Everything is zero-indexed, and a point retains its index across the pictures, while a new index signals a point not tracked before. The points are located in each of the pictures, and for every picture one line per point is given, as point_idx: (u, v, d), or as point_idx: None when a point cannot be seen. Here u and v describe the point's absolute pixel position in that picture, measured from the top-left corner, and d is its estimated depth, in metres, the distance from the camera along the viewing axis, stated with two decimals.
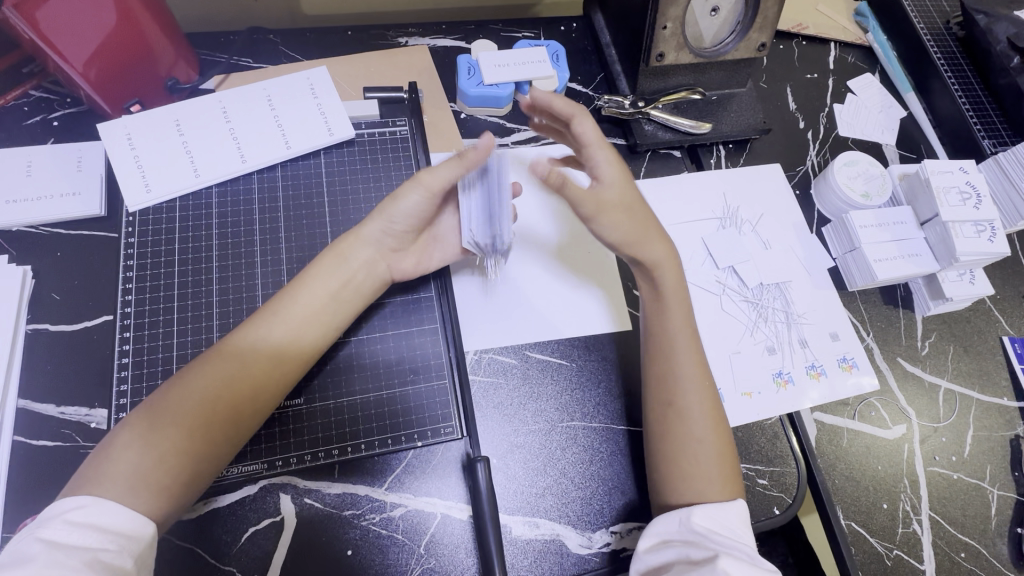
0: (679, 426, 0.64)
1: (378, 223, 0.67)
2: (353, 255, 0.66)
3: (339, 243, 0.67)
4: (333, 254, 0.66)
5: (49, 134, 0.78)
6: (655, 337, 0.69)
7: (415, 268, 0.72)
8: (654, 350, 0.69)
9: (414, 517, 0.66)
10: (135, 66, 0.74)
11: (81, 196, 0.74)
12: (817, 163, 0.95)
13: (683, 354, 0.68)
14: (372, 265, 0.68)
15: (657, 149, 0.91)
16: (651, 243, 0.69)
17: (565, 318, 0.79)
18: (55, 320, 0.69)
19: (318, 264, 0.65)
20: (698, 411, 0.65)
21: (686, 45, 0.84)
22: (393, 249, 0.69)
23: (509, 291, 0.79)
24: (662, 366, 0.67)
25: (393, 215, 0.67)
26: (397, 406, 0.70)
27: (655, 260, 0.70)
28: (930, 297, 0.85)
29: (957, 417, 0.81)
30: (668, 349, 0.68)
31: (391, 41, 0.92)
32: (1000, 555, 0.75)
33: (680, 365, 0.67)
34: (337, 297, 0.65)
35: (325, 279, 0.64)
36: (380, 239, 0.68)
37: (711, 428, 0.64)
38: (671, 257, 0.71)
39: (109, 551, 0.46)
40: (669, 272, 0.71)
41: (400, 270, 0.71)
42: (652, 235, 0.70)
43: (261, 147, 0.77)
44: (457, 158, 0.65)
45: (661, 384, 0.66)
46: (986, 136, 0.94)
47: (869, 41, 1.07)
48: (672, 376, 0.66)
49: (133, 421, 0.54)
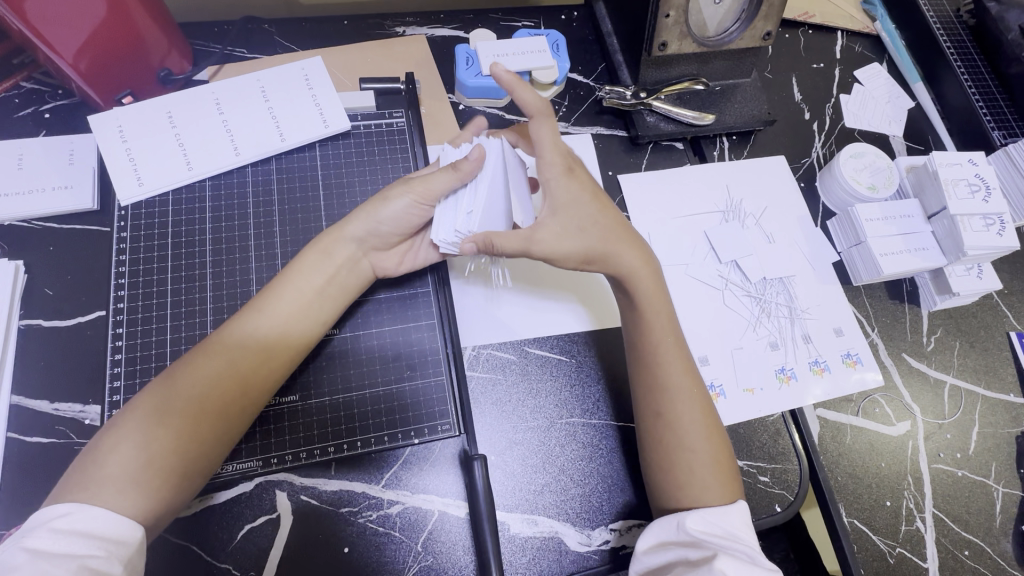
0: (678, 422, 0.63)
1: (362, 223, 0.65)
2: (338, 250, 0.65)
3: (322, 238, 0.66)
4: (317, 249, 0.65)
5: (41, 126, 0.77)
6: (640, 348, 0.67)
7: (395, 267, 0.70)
8: (639, 353, 0.67)
9: (411, 514, 0.65)
10: (127, 56, 0.73)
11: (74, 190, 0.73)
12: (822, 155, 0.94)
13: (680, 350, 0.67)
14: (354, 262, 0.67)
15: (659, 140, 0.89)
16: (620, 251, 0.67)
17: (555, 322, 0.77)
18: (48, 315, 0.68)
19: (305, 260, 0.64)
20: (691, 422, 0.63)
21: (690, 34, 0.82)
22: (376, 246, 0.68)
23: (481, 310, 0.77)
24: (651, 377, 0.65)
25: (377, 216, 0.65)
26: (392, 403, 0.69)
27: (626, 268, 0.67)
28: (936, 291, 0.83)
29: (962, 414, 0.80)
30: (658, 361, 0.66)
31: (388, 31, 0.91)
32: (1005, 553, 0.74)
33: (668, 375, 0.65)
34: (324, 293, 0.64)
35: (310, 275, 0.63)
36: (363, 236, 0.66)
37: (709, 424, 0.63)
38: (646, 262, 0.68)
39: (97, 558, 0.46)
40: (646, 282, 0.68)
41: (383, 266, 0.69)
42: (620, 241, 0.67)
43: (255, 139, 0.75)
44: (452, 170, 0.60)
45: (651, 396, 0.65)
46: (996, 126, 0.92)
47: (876, 30, 1.04)
48: (661, 387, 0.64)
49: (120, 422, 0.53)
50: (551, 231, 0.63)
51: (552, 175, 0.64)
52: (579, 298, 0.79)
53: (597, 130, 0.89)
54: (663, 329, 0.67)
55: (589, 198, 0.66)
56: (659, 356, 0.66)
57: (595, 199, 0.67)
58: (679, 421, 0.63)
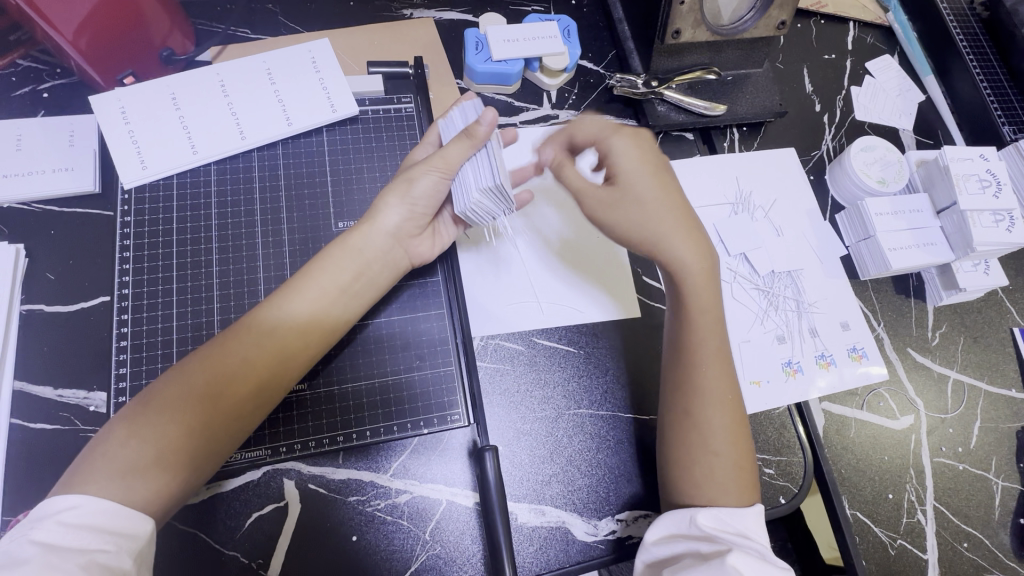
0: (699, 422, 0.63)
1: (399, 204, 0.64)
2: (366, 245, 0.63)
3: (353, 232, 0.63)
4: (347, 246, 0.62)
5: (40, 106, 0.75)
6: (682, 340, 0.66)
7: (430, 251, 0.70)
8: (678, 347, 0.66)
9: (419, 503, 0.65)
10: (127, 35, 0.70)
11: (75, 172, 0.71)
12: (832, 148, 0.93)
13: (713, 349, 0.65)
14: (389, 253, 0.65)
15: (670, 131, 0.88)
16: (675, 240, 0.66)
17: (565, 291, 0.78)
18: (50, 300, 0.67)
19: (333, 254, 0.62)
20: (717, 424, 0.62)
21: (704, 22, 0.80)
22: (412, 233, 0.67)
23: (482, 304, 0.76)
24: (685, 376, 0.65)
25: (409, 196, 0.63)
26: (402, 393, 0.68)
27: (682, 261, 0.66)
28: (942, 287, 0.84)
29: (964, 408, 0.80)
30: (694, 361, 0.65)
31: (395, 13, 0.89)
32: (1002, 545, 0.75)
33: (710, 379, 0.64)
34: (348, 290, 0.62)
35: (333, 272, 0.61)
36: (399, 222, 0.64)
37: (732, 426, 0.63)
38: (704, 264, 0.67)
39: (108, 553, 0.45)
40: (700, 283, 0.66)
41: (419, 253, 0.69)
42: (681, 232, 0.66)
43: (261, 123, 0.74)
44: (466, 137, 0.60)
45: (679, 394, 0.64)
46: (1006, 122, 0.92)
47: (889, 21, 1.02)
48: (701, 388, 0.63)
49: (131, 414, 0.52)
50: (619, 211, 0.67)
51: (615, 133, 0.67)
52: (591, 278, 0.79)
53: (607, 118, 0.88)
54: (708, 327, 0.66)
55: (644, 163, 0.67)
56: (697, 355, 0.65)
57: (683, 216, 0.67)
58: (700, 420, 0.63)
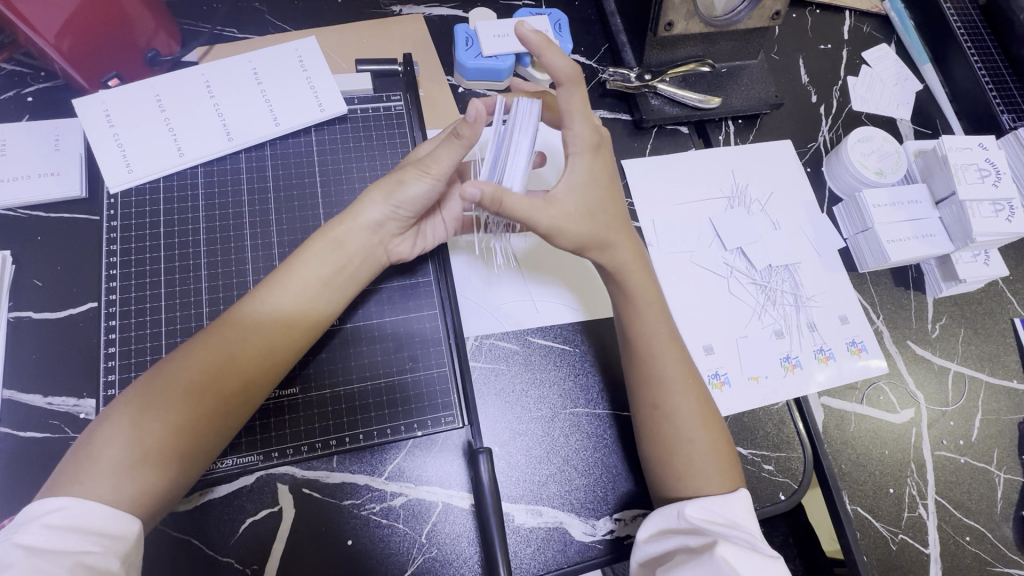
0: (670, 412, 0.62)
1: (383, 206, 0.63)
2: (346, 239, 0.63)
3: (333, 224, 0.63)
4: (326, 240, 0.62)
5: (25, 110, 0.74)
6: (645, 334, 0.65)
7: (410, 250, 0.69)
8: (630, 348, 0.66)
9: (415, 506, 0.64)
10: (111, 37, 0.69)
11: (61, 177, 0.70)
12: (829, 139, 0.92)
13: (668, 343, 0.65)
14: (369, 249, 0.64)
15: (664, 125, 0.87)
16: (614, 242, 0.64)
17: (555, 291, 0.77)
18: (38, 307, 0.66)
19: (314, 249, 0.61)
20: (688, 413, 0.62)
21: (697, 13, 0.79)
22: (392, 233, 0.66)
23: (471, 305, 0.75)
24: (645, 370, 0.64)
25: (396, 198, 0.63)
26: (396, 394, 0.68)
27: (614, 262, 0.65)
28: (942, 278, 0.83)
29: (965, 400, 0.80)
30: (649, 353, 0.64)
31: (385, 10, 0.87)
32: (1005, 538, 0.74)
33: (663, 367, 0.64)
34: (331, 284, 0.61)
35: (316, 266, 0.61)
36: (380, 221, 0.63)
37: (702, 415, 0.62)
38: (636, 257, 0.66)
39: (93, 554, 0.44)
40: (634, 274, 0.66)
41: (397, 252, 0.68)
42: (618, 233, 0.65)
43: (249, 124, 0.73)
44: (455, 137, 0.58)
45: (642, 389, 0.64)
46: (1006, 110, 0.91)
47: (885, 9, 1.01)
48: (655, 379, 0.63)
49: (115, 415, 0.51)
50: (562, 208, 0.60)
51: (577, 150, 0.60)
52: (581, 279, 0.79)
53: (600, 113, 0.86)
54: (656, 317, 0.66)
55: (588, 135, 0.60)
56: (656, 346, 0.65)
57: (611, 183, 0.64)
58: (669, 412, 0.62)
